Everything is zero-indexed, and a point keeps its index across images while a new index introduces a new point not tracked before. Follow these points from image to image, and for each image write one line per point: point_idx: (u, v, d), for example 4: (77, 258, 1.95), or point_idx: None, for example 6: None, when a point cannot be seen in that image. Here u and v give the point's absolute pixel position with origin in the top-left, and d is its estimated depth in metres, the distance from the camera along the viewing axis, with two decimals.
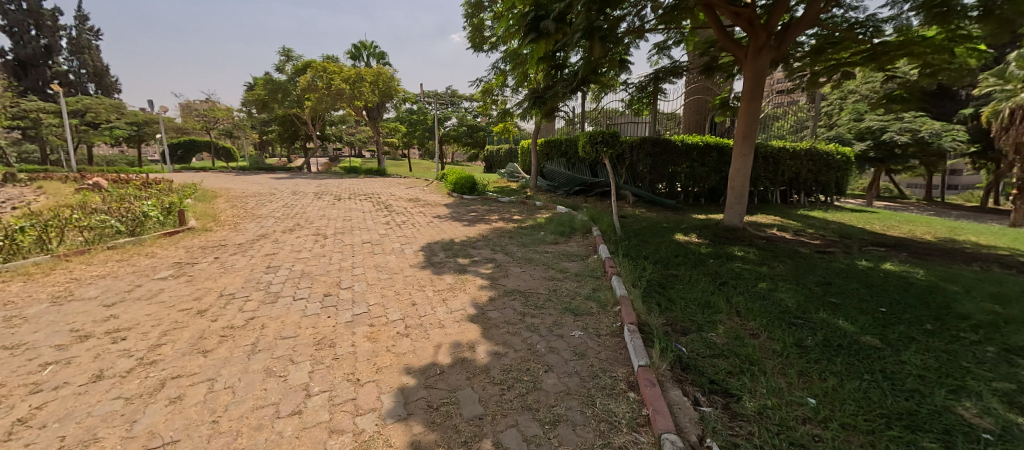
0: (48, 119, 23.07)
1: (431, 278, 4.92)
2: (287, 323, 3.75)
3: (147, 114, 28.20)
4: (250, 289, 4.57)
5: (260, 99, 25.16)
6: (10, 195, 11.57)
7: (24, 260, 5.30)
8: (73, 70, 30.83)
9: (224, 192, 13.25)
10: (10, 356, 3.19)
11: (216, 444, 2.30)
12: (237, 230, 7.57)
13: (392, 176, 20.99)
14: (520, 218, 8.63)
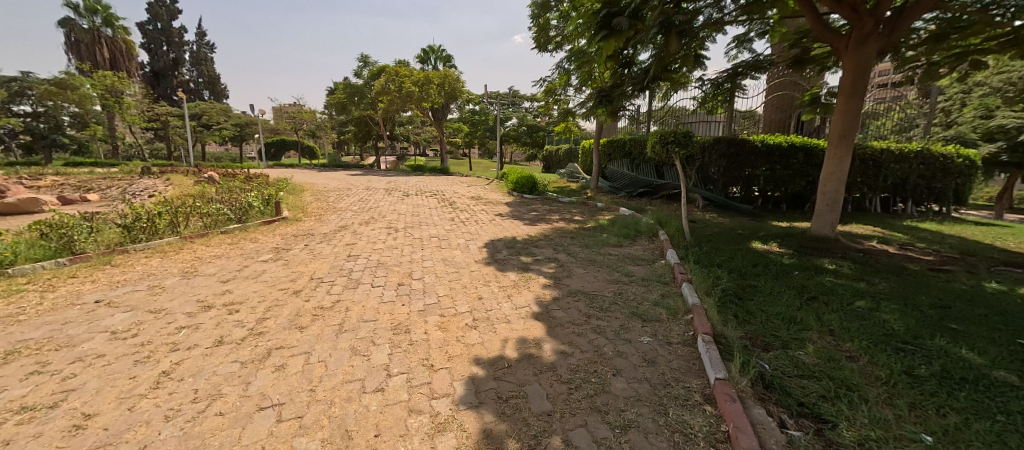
0: (173, 122, 26.93)
1: (496, 274, 5.02)
2: (367, 308, 4.04)
3: (248, 117, 31.84)
4: (334, 275, 4.99)
5: (340, 102, 27.28)
6: (147, 186, 13.73)
7: (161, 239, 6.26)
8: (193, 79, 35.66)
9: (309, 187, 14.58)
10: (155, 318, 3.78)
11: (312, 411, 2.54)
12: (321, 221, 8.32)
13: (455, 175, 21.68)
14: (582, 219, 8.51)
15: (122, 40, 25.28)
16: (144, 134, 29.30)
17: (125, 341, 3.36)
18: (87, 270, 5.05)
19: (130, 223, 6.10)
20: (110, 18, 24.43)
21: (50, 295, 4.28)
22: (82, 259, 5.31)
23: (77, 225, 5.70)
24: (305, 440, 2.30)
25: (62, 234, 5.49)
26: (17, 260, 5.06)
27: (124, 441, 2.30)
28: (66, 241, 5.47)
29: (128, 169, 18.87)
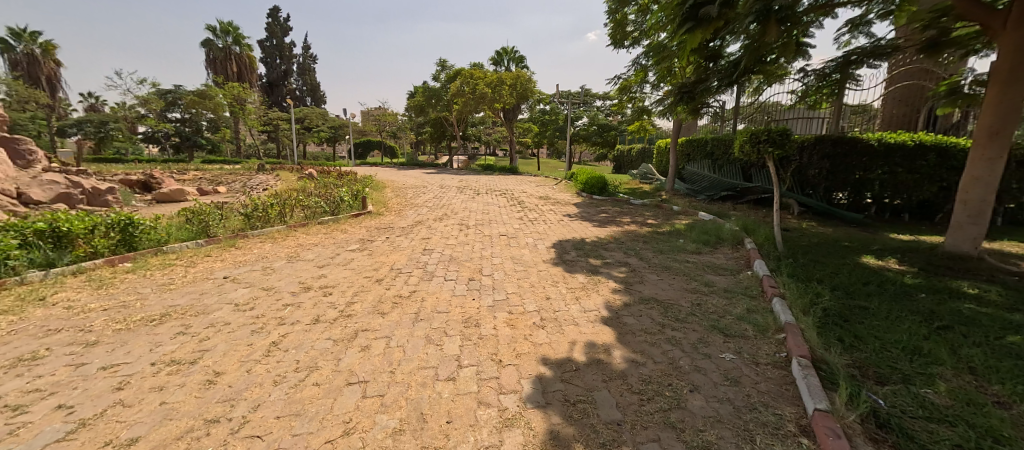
0: (282, 125, 30.46)
1: (564, 275, 4.98)
2: (441, 300, 4.23)
3: (340, 119, 34.92)
4: (411, 267, 5.29)
5: (419, 104, 28.87)
6: (260, 181, 15.78)
7: (272, 227, 7.14)
8: (298, 87, 39.88)
9: (389, 184, 15.67)
10: (267, 294, 4.31)
11: (392, 391, 2.71)
12: (400, 216, 8.88)
13: (525, 174, 21.86)
14: (656, 221, 8.12)
15: (247, 55, 29.11)
16: (259, 136, 33.58)
17: (244, 313, 3.88)
18: (218, 250, 5.92)
19: (250, 212, 7.03)
20: (239, 37, 28.25)
21: (190, 270, 5.08)
22: (214, 242, 6.24)
23: (211, 212, 6.71)
24: (385, 417, 2.46)
25: (200, 219, 6.50)
26: (170, 239, 6.10)
27: (243, 397, 2.63)
28: (203, 225, 6.47)
29: (248, 166, 21.80)
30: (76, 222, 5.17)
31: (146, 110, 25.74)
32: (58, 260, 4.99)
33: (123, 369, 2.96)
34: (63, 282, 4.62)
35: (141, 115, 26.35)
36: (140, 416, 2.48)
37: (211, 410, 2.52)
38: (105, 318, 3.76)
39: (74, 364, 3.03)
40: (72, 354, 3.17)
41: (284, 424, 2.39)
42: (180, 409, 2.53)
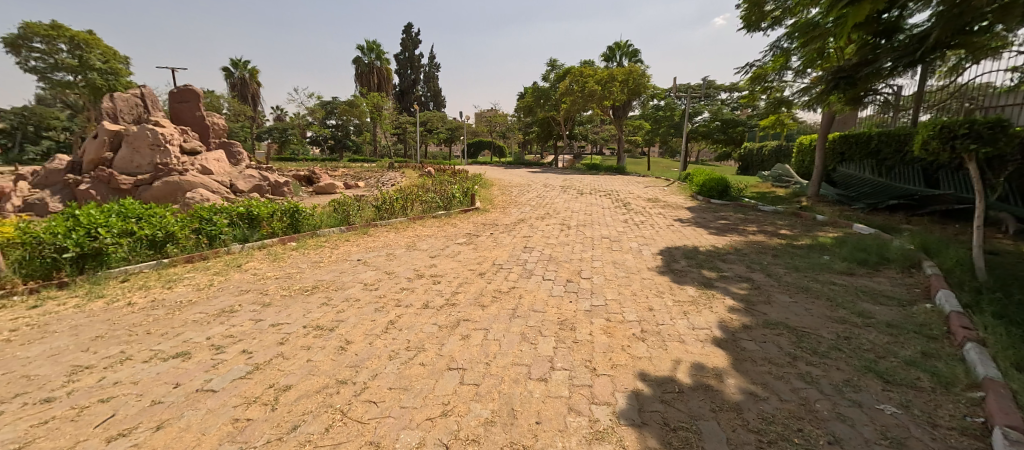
0: (409, 128, 33.77)
1: (670, 285, 4.60)
2: (538, 298, 4.24)
3: (457, 122, 37.44)
4: (512, 263, 5.41)
5: (527, 105, 29.53)
6: (389, 178, 17.79)
7: (395, 218, 7.96)
8: (424, 94, 43.42)
9: (498, 182, 16.36)
10: (388, 277, 4.80)
11: (487, 382, 2.78)
12: (505, 213, 9.19)
13: (633, 174, 20.87)
14: (789, 233, 7.04)
15: (385, 68, 32.83)
16: (391, 138, 37.84)
17: (369, 291, 4.36)
18: (355, 236, 6.81)
19: (380, 205, 7.97)
20: (380, 53, 32.07)
21: (333, 251, 5.91)
22: (353, 229, 7.19)
23: (352, 204, 7.77)
24: (479, 407, 2.52)
25: (343, 209, 7.55)
26: (323, 225, 7.21)
27: (365, 365, 2.93)
28: (346, 214, 7.51)
29: (382, 164, 24.73)
30: (262, 208, 6.47)
31: (312, 120, 31.75)
32: (249, 236, 6.29)
33: (284, 328, 3.52)
34: (251, 254, 5.79)
35: (308, 122, 31.90)
36: (293, 367, 2.90)
37: (341, 372, 2.84)
38: (274, 284, 4.56)
39: (253, 319, 3.69)
40: (251, 311, 3.88)
41: (395, 396, 2.59)
42: (321, 367, 2.90)
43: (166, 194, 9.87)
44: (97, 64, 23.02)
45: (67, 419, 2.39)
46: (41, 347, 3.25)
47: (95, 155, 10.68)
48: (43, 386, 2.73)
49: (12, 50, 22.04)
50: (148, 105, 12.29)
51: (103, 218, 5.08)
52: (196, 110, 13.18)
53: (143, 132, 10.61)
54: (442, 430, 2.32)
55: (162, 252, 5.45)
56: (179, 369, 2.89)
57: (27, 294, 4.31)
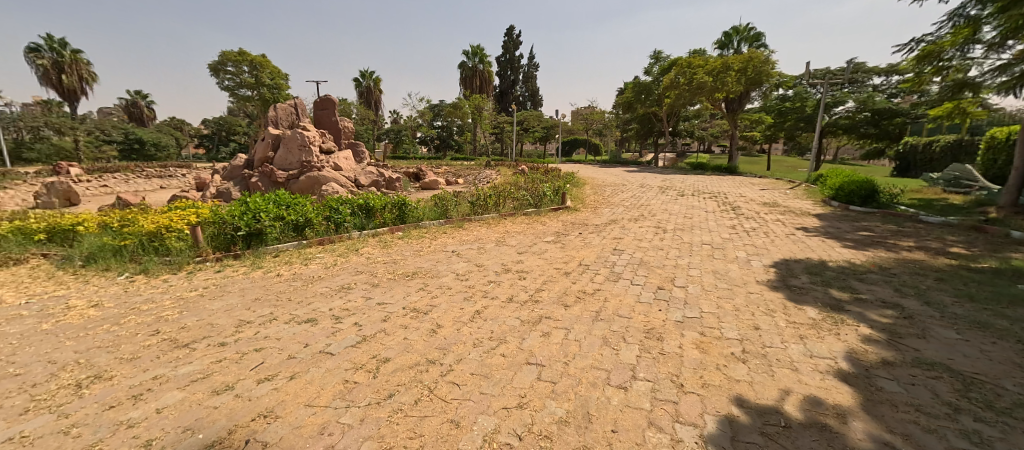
0: (507, 128, 34.81)
1: (783, 304, 4.07)
2: (624, 303, 4.08)
3: (552, 120, 37.44)
4: (599, 265, 5.28)
5: (627, 101, 28.04)
6: (486, 176, 18.51)
7: (488, 214, 8.26)
8: (523, 94, 43.20)
9: (591, 181, 16.07)
10: (478, 269, 5.00)
11: (564, 381, 2.75)
12: (596, 213, 8.98)
13: (747, 175, 18.89)
14: (967, 253, 5.72)
15: (486, 71, 34.03)
16: (488, 137, 39.37)
17: (461, 281, 4.58)
18: (451, 229, 7.23)
19: (475, 200, 8.36)
20: (483, 57, 33.58)
21: (432, 242, 6.36)
22: (450, 222, 7.65)
23: (450, 199, 8.27)
24: (554, 404, 2.51)
25: (443, 203, 8.08)
26: (425, 218, 7.78)
27: (451, 349, 3.08)
28: (445, 208, 8.02)
29: (478, 163, 25.96)
30: (376, 200, 7.21)
31: (421, 121, 34.47)
32: (365, 225, 7.09)
33: (387, 307, 3.86)
34: (366, 240, 6.51)
35: (417, 125, 34.68)
36: (392, 342, 3.15)
37: (431, 352, 3.02)
38: (383, 268, 5.05)
39: (364, 296, 4.12)
40: (363, 289, 4.35)
41: (476, 381, 2.69)
42: (415, 346, 3.11)
43: (308, 187, 11.57)
44: (268, 81, 27.38)
45: (234, 360, 2.91)
46: (221, 302, 4.02)
47: (261, 154, 12.92)
48: (220, 332, 3.37)
49: (213, 71, 27.02)
50: (299, 112, 14.26)
51: (264, 205, 6.18)
52: (333, 115, 14.97)
53: (295, 135, 12.44)
54: (516, 421, 2.35)
55: (302, 235, 6.41)
56: (308, 332, 3.34)
57: (215, 261, 5.41)
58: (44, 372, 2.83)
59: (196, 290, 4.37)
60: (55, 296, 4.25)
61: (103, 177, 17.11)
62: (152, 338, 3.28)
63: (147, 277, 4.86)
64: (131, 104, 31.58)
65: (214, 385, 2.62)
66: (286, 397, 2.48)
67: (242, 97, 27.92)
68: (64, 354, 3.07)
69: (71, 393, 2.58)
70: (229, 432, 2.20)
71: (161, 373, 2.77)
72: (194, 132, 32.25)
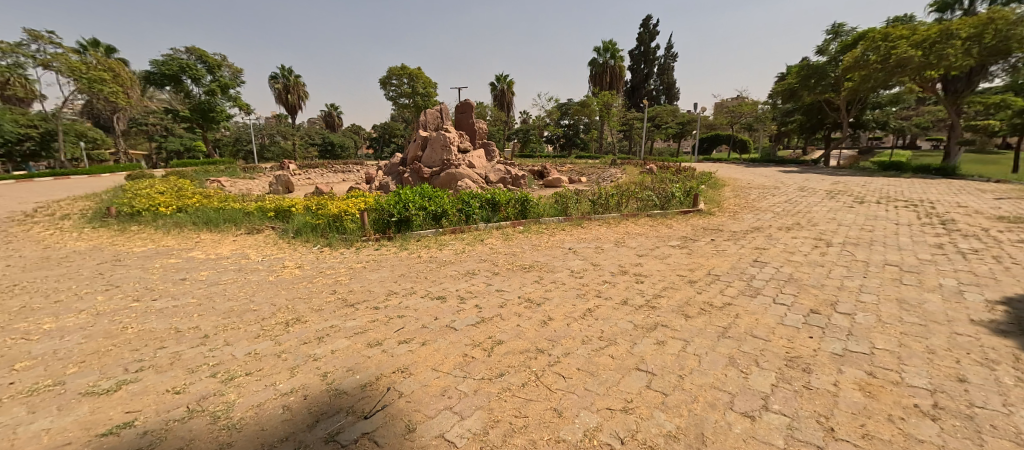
0: (637, 124, 33.30)
1: (1011, 354, 3.10)
2: (760, 324, 3.63)
3: (692, 114, 33.48)
4: (732, 277, 4.77)
5: (790, 87, 23.44)
6: (611, 174, 18.03)
7: (608, 214, 8.14)
8: (657, 87, 40.14)
9: (734, 182, 14.39)
10: (593, 268, 4.97)
11: (676, 395, 2.62)
12: (735, 218, 8.01)
13: (967, 180, 14.54)
14: None
15: (619, 66, 32.87)
16: (616, 135, 38.37)
17: (575, 278, 4.63)
18: (571, 227, 7.33)
19: (596, 200, 8.36)
20: (615, 52, 32.66)
21: (550, 238, 6.56)
22: (569, 219, 7.79)
23: (571, 197, 8.40)
24: (663, 417, 2.42)
25: (563, 201, 8.26)
26: (545, 214, 8.06)
27: (561, 342, 3.18)
28: (565, 206, 8.19)
29: (604, 161, 25.57)
30: (502, 196, 7.74)
31: (549, 120, 35.30)
32: (491, 218, 7.66)
33: (504, 294, 4.16)
34: (491, 232, 7.04)
35: (544, 122, 35.39)
36: (506, 326, 3.40)
37: (540, 342, 3.17)
38: (503, 258, 5.42)
39: (485, 282, 4.50)
40: (485, 275, 4.74)
41: (582, 377, 2.74)
42: (527, 333, 3.30)
43: (447, 183, 12.93)
44: (421, 90, 31.22)
45: (384, 322, 3.50)
46: (376, 274, 4.84)
47: (412, 153, 14.88)
48: (375, 298, 4.08)
49: (381, 85, 31.82)
50: (443, 116, 15.93)
51: (413, 197, 7.19)
52: (471, 118, 16.31)
53: (440, 136, 13.98)
54: (620, 424, 2.34)
55: (439, 224, 7.25)
56: (438, 308, 3.81)
57: (374, 241, 6.49)
58: (268, 310, 3.80)
59: (361, 262, 5.34)
60: (275, 257, 5.65)
61: (306, 171, 21.87)
62: (331, 296, 4.14)
63: (329, 249, 6.10)
64: (325, 114, 38.74)
65: (369, 339, 3.20)
66: (418, 358, 2.89)
67: (401, 105, 32.36)
68: (279, 299, 4.08)
69: (282, 328, 3.43)
70: (376, 377, 2.67)
71: (336, 324, 3.49)
72: (365, 134, 38.73)
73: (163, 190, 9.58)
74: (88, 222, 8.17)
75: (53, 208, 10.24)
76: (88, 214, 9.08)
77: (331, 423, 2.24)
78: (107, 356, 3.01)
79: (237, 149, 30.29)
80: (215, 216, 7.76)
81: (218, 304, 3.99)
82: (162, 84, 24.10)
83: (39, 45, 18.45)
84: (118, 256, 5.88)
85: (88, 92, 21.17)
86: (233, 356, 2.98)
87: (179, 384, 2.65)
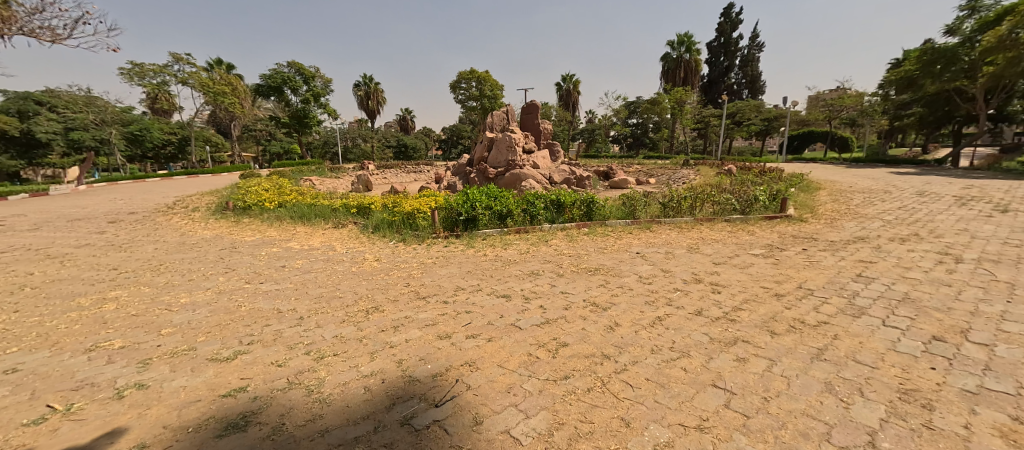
0: (713, 122, 30.87)
1: None
2: (865, 348, 3.02)
3: (780, 110, 30.50)
4: (830, 292, 4.09)
5: (906, 75, 20.75)
6: (685, 175, 17.00)
7: (680, 218, 7.76)
8: (738, 81, 37.22)
9: (831, 185, 12.87)
10: (663, 275, 4.73)
11: (760, 419, 2.30)
12: (832, 225, 7.10)
13: None
14: None
15: (695, 59, 30.98)
16: (690, 133, 36.20)
17: (644, 284, 4.47)
18: (638, 231, 7.07)
19: (667, 202, 7.99)
20: (690, 45, 30.88)
21: (617, 241, 6.40)
22: (637, 222, 7.53)
23: (639, 199, 8.09)
24: (744, 440, 2.15)
25: (631, 203, 8.00)
26: (611, 217, 7.87)
27: (628, 349, 3.07)
28: (632, 208, 7.93)
29: (676, 162, 24.33)
30: (568, 197, 7.70)
31: (616, 120, 34.45)
32: (555, 219, 7.66)
33: (569, 296, 4.15)
34: (555, 233, 7.04)
35: (612, 122, 34.46)
36: (571, 329, 3.40)
37: (606, 348, 3.09)
38: (568, 260, 5.40)
39: (549, 284, 4.52)
40: (550, 276, 4.77)
41: (652, 388, 2.59)
42: (592, 338, 3.26)
43: (511, 183, 13.09)
44: (488, 93, 32.02)
45: (453, 317, 3.67)
46: (446, 270, 5.08)
47: (479, 154, 15.30)
48: (445, 293, 4.30)
49: (451, 89, 33.11)
50: (509, 117, 16.17)
51: (480, 197, 7.42)
52: (536, 119, 16.43)
53: (505, 137, 14.24)
54: (694, 442, 2.15)
55: (504, 224, 7.41)
56: (504, 306, 3.91)
57: (443, 238, 6.81)
58: (351, 298, 4.17)
59: (432, 258, 5.63)
60: (357, 250, 6.17)
61: (382, 171, 23.51)
62: (405, 288, 4.43)
63: (403, 245, 6.51)
64: (400, 118, 41.12)
65: (439, 332, 3.38)
66: (485, 354, 3.01)
67: (469, 107, 33.41)
68: (361, 289, 4.46)
69: (364, 315, 3.74)
70: (446, 369, 2.82)
71: (410, 315, 3.73)
72: (435, 136, 40.60)
73: (267, 187, 10.90)
74: (212, 214, 9.58)
75: (187, 201, 12.15)
76: (212, 207, 10.64)
77: (406, 407, 2.42)
78: (227, 329, 3.51)
79: (325, 151, 33.41)
80: (309, 211, 8.67)
81: (311, 289, 4.47)
82: (268, 95, 27.32)
83: (180, 66, 21.91)
84: (233, 243, 6.82)
85: (213, 104, 24.67)
86: (324, 337, 3.32)
87: (281, 358, 3.01)
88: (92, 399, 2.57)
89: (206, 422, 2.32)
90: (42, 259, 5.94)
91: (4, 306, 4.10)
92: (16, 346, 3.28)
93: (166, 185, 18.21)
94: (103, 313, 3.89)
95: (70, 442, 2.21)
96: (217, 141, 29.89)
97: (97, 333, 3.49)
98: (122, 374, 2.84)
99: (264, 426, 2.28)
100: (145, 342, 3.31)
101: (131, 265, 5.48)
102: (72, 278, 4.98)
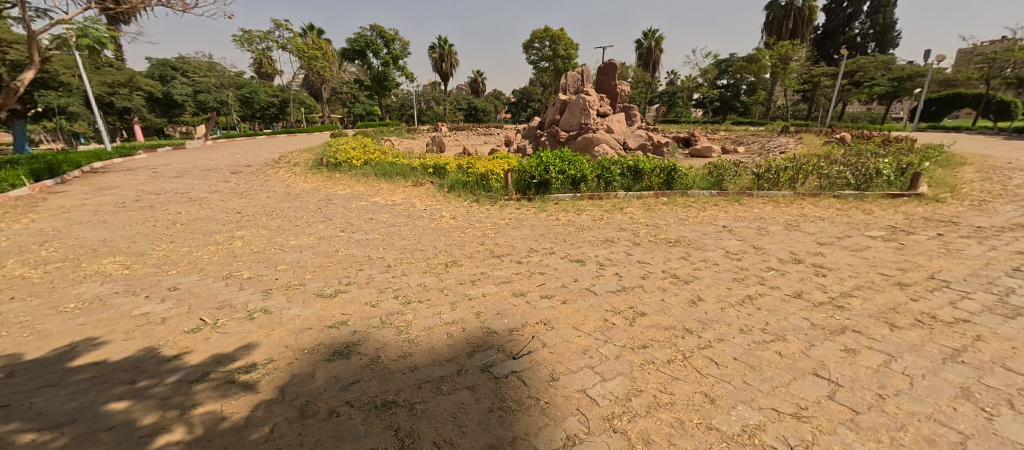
0: (824, 82, 26.66)
1: None
2: (1019, 355, 2.54)
3: (917, 66, 25.28)
4: (973, 286, 3.45)
5: None
6: (784, 144, 15.15)
7: (777, 191, 6.98)
8: (863, 31, 31.32)
9: (979, 161, 10.62)
10: (753, 252, 4.34)
11: (872, 416, 2.07)
12: (979, 207, 5.90)
13: None
14: None
15: (809, 7, 26.48)
16: (793, 96, 31.67)
17: (731, 260, 4.15)
18: (725, 203, 6.51)
19: (762, 173, 7.20)
20: None
21: (700, 213, 5.96)
22: (724, 194, 6.91)
23: (729, 169, 7.38)
24: (851, 434, 1.97)
25: (718, 173, 7.34)
26: (695, 186, 7.29)
27: (713, 325, 2.91)
28: (719, 179, 7.27)
29: (770, 129, 21.71)
30: (647, 163, 7.26)
31: (702, 81, 31.37)
32: (632, 186, 7.33)
33: (647, 266, 4.00)
34: (631, 201, 6.75)
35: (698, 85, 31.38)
36: (650, 300, 3.29)
37: (689, 322, 2.96)
38: (646, 229, 5.18)
39: (625, 252, 4.39)
40: (625, 245, 4.62)
41: (740, 368, 2.44)
42: (672, 310, 3.13)
43: (584, 148, 12.67)
44: (562, 52, 30.70)
45: (527, 277, 3.73)
46: (519, 232, 5.14)
47: (552, 116, 14.91)
48: (518, 254, 4.37)
49: (524, 49, 32.29)
50: (584, 78, 15.43)
51: (553, 160, 7.30)
52: (613, 80, 15.46)
53: (579, 99, 13.65)
54: (791, 428, 2.01)
55: (577, 189, 7.26)
56: (578, 270, 3.90)
57: (516, 200, 6.87)
58: (432, 251, 4.44)
59: (505, 219, 5.72)
60: (434, 207, 6.48)
61: (455, 134, 24.10)
62: (481, 246, 4.59)
63: (476, 205, 6.69)
64: (472, 81, 41.23)
65: (515, 289, 3.49)
66: (560, 315, 3.05)
67: (542, 69, 32.46)
68: (440, 243, 4.72)
69: (443, 268, 3.97)
70: (522, 325, 2.91)
71: (485, 271, 3.89)
72: (506, 99, 40.37)
73: (355, 146, 11.75)
74: (309, 169, 10.64)
75: (288, 157, 13.61)
76: (309, 163, 11.79)
77: (486, 356, 2.56)
78: (329, 270, 3.95)
79: (403, 113, 35.02)
80: (390, 169, 9.22)
81: (396, 241, 4.81)
82: (353, 58, 28.82)
83: (281, 32, 23.79)
84: (328, 195, 7.53)
85: (307, 68, 26.81)
86: (410, 284, 3.60)
87: (374, 300, 3.32)
88: (231, 317, 3.08)
89: (318, 347, 2.67)
90: (185, 201, 7.10)
91: (163, 237, 5.00)
92: (175, 269, 4.02)
93: (271, 143, 20.45)
94: (233, 248, 4.57)
95: (220, 349, 2.69)
96: (311, 102, 32.55)
97: (230, 263, 4.14)
98: (251, 300, 3.35)
99: (364, 356, 2.56)
100: (266, 275, 3.85)
101: (249, 210, 6.32)
102: (208, 217, 5.91)
